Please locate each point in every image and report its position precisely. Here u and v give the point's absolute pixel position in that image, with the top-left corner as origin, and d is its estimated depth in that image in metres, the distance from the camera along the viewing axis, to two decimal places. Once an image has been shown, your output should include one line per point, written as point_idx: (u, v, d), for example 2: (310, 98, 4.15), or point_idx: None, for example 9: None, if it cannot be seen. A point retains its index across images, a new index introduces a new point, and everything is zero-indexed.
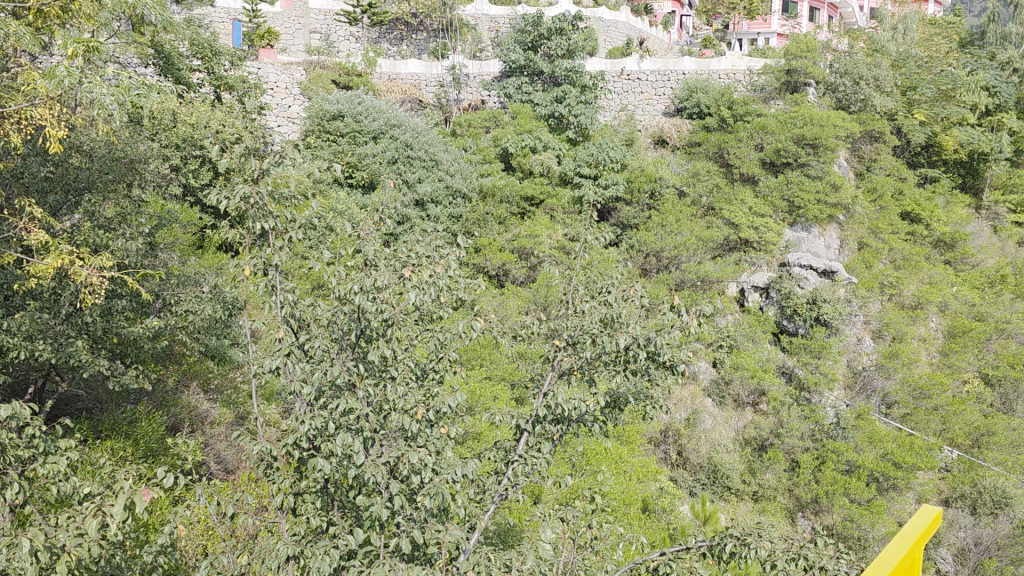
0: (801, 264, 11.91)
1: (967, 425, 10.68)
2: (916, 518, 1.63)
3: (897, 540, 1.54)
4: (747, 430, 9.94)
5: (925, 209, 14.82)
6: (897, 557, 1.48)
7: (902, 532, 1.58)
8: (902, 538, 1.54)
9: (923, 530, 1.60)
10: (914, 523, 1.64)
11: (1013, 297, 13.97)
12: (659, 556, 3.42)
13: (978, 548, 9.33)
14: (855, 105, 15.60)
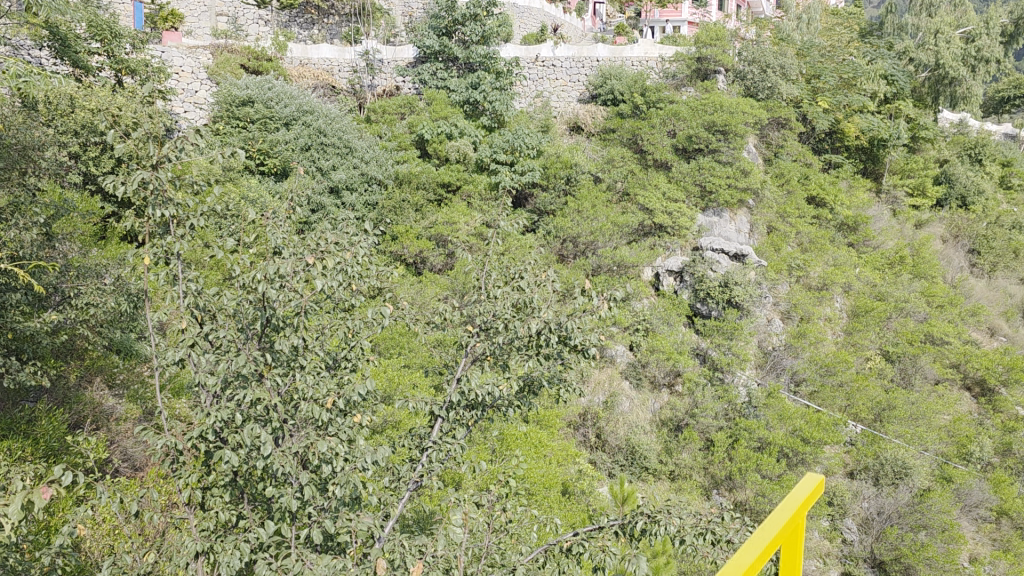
0: (713, 248, 12.27)
1: (869, 400, 11.18)
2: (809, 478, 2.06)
3: (795, 493, 1.94)
4: (662, 411, 10.16)
5: (829, 194, 15.37)
6: (781, 522, 1.76)
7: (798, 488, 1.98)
8: (800, 489, 1.95)
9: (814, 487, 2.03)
10: (799, 491, 1.95)
11: (910, 277, 14.62)
12: (572, 537, 3.50)
13: (880, 517, 9.69)
14: (762, 93, 16.07)
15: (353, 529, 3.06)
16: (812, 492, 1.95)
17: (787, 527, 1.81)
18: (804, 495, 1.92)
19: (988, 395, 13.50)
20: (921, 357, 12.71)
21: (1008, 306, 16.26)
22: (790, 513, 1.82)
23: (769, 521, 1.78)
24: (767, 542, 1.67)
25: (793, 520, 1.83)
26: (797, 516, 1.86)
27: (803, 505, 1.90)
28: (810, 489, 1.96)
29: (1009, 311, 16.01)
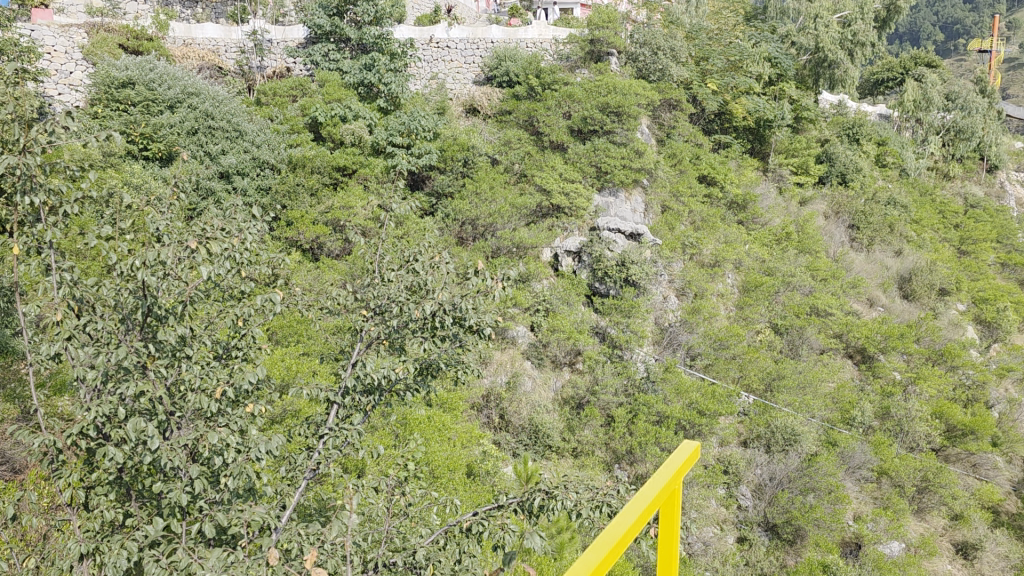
0: (609, 228, 12.45)
1: (760, 371, 11.68)
2: (680, 449, 2.53)
3: (669, 464, 2.39)
4: (564, 390, 10.29)
5: (719, 173, 15.82)
6: (657, 489, 2.19)
7: (671, 460, 2.43)
8: (673, 461, 2.40)
9: (685, 458, 2.51)
10: (676, 461, 2.40)
11: (797, 252, 15.28)
12: (472, 516, 3.52)
13: (772, 482, 10.10)
14: (654, 75, 16.41)
15: (247, 520, 3.01)
16: (684, 463, 2.39)
17: (661, 493, 2.23)
18: (676, 466, 2.37)
19: (868, 362, 14.19)
20: (807, 328, 13.31)
21: (885, 278, 17.19)
22: (663, 480, 2.25)
23: (647, 487, 2.21)
24: (645, 506, 2.07)
25: (666, 487, 2.26)
26: (669, 483, 2.31)
27: (675, 475, 2.35)
28: (682, 460, 2.40)
29: (886, 282, 16.93)
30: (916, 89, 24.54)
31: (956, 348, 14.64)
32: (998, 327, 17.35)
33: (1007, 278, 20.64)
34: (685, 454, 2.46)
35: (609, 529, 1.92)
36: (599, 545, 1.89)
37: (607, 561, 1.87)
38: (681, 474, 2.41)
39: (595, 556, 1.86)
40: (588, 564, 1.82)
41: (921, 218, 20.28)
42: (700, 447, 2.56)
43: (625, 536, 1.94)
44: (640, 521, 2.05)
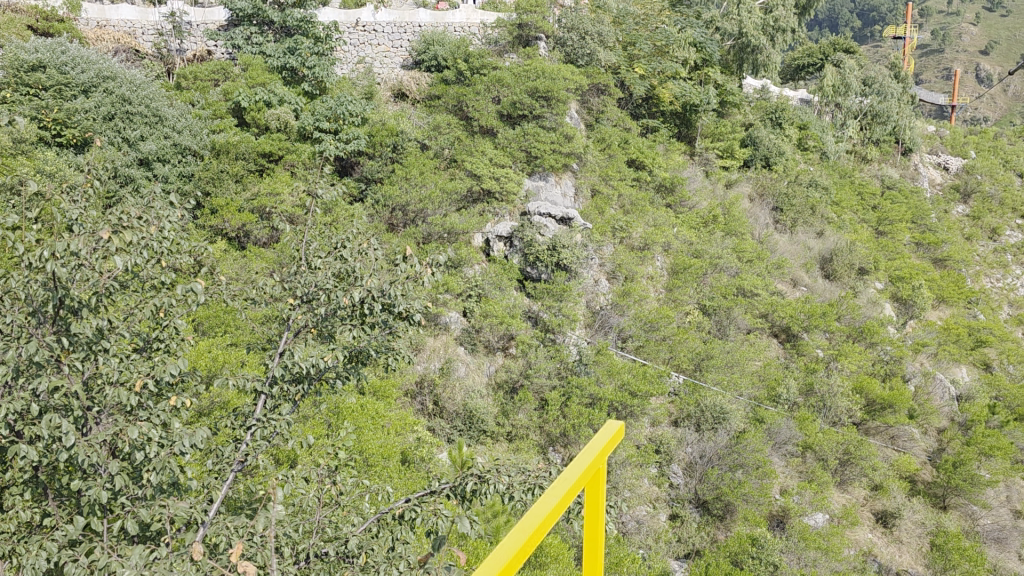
0: (540, 212, 12.45)
1: (689, 351, 11.93)
2: (603, 429, 2.61)
3: (593, 444, 2.45)
4: (498, 374, 10.29)
5: (647, 157, 16.05)
6: (582, 467, 2.25)
7: (594, 441, 2.49)
8: (596, 441, 2.46)
9: (608, 438, 2.59)
10: (599, 442, 2.48)
11: (723, 235, 15.57)
12: (404, 503, 3.53)
13: (703, 460, 10.33)
14: (582, 59, 16.57)
15: (171, 515, 2.95)
16: (605, 444, 2.46)
17: (584, 473, 2.28)
18: (599, 447, 2.43)
19: (793, 341, 14.57)
20: (733, 308, 13.60)
21: (808, 258, 17.68)
22: (589, 460, 2.31)
23: (571, 466, 2.26)
24: (568, 487, 2.10)
25: (589, 467, 2.31)
26: (592, 463, 2.37)
27: (598, 455, 2.40)
28: (605, 441, 2.46)
29: (808, 263, 17.40)
30: (835, 74, 25.26)
31: (874, 326, 15.17)
32: (914, 304, 18.05)
33: (921, 257, 21.47)
34: (607, 435, 2.52)
35: (532, 510, 1.94)
36: (523, 527, 1.90)
37: (531, 543, 1.89)
38: (603, 454, 2.47)
39: (519, 538, 1.87)
40: (512, 545, 1.84)
41: (841, 200, 20.90)
42: (622, 428, 2.65)
43: (548, 518, 1.95)
44: (563, 503, 2.08)
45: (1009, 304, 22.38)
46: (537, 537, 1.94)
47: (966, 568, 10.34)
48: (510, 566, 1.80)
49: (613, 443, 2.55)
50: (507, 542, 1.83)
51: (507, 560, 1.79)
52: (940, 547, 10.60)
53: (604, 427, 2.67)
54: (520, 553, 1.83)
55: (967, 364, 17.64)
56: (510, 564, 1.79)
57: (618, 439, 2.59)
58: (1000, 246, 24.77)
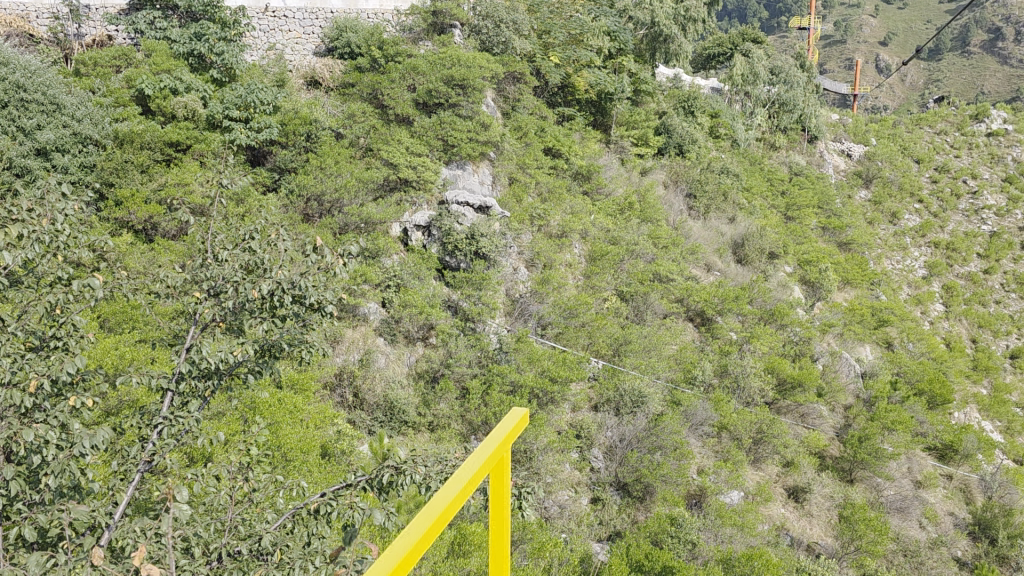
0: (459, 201, 12.46)
1: (608, 336, 12.12)
2: (505, 419, 2.94)
3: (498, 433, 2.82)
4: (418, 364, 10.21)
5: (563, 145, 16.21)
6: (484, 454, 2.62)
7: (497, 428, 2.83)
8: (497, 431, 2.77)
9: (512, 426, 2.93)
10: (501, 429, 2.85)
11: (639, 222, 15.81)
12: (318, 498, 3.48)
13: (622, 443, 10.52)
14: (497, 47, 16.57)
15: (69, 519, 2.83)
16: (509, 432, 2.84)
17: (484, 463, 2.59)
18: (498, 436, 2.75)
19: (707, 324, 14.92)
20: (650, 293, 13.82)
21: (720, 243, 18.11)
22: (492, 447, 2.68)
23: (473, 457, 2.57)
24: (467, 478, 2.40)
25: (489, 457, 2.62)
26: (492, 452, 2.68)
27: (502, 441, 2.79)
28: (508, 429, 2.85)
29: (721, 248, 17.82)
30: (743, 64, 25.96)
31: (784, 308, 15.70)
32: (821, 286, 18.72)
33: (828, 241, 22.26)
34: (509, 422, 2.86)
35: (434, 500, 2.21)
36: (424, 518, 2.16)
37: (432, 530, 2.15)
38: (504, 441, 2.80)
39: (419, 529, 2.11)
40: (415, 534, 2.09)
41: (751, 186, 21.49)
42: (526, 415, 3.01)
43: (449, 508, 2.23)
44: (463, 494, 2.36)
45: (908, 285, 23.44)
46: (439, 524, 2.20)
47: (871, 537, 10.63)
48: (412, 556, 2.05)
49: (513, 429, 2.88)
50: (408, 532, 2.09)
51: (411, 547, 2.04)
52: (848, 518, 11.06)
53: (510, 413, 3.04)
54: (422, 541, 2.09)
55: (871, 342, 18.41)
56: (411, 553, 2.04)
57: (519, 426, 2.94)
58: (900, 229, 25.89)
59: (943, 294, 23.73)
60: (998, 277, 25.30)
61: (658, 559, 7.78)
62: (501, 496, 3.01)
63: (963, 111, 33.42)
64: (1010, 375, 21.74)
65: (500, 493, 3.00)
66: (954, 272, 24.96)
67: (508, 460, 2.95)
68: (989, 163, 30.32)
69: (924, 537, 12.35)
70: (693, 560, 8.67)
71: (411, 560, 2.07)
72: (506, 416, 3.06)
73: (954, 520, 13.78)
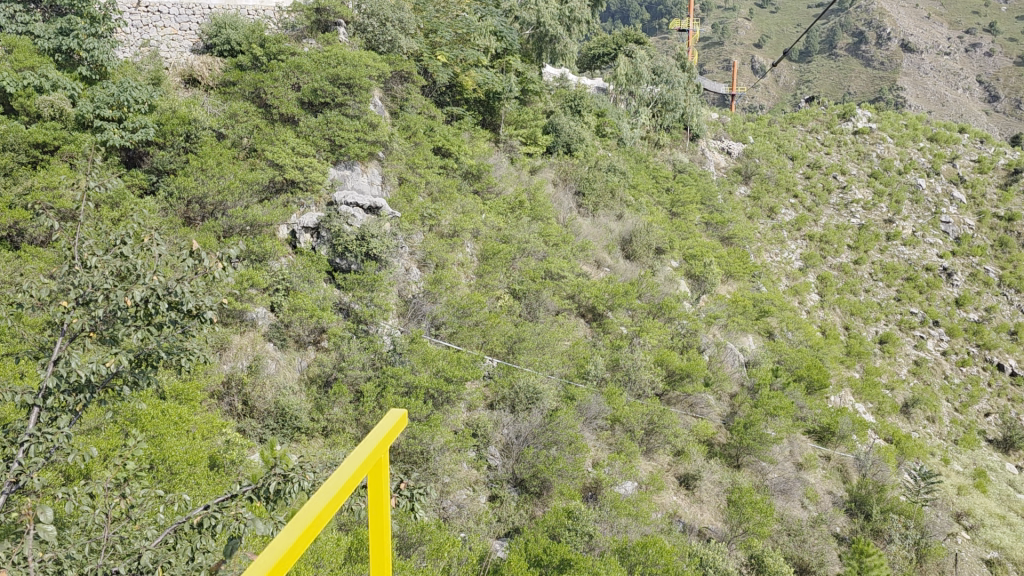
0: (347, 202, 12.26)
1: (502, 334, 12.19)
2: (384, 420, 2.99)
3: (376, 435, 2.85)
4: (310, 369, 9.98)
5: (453, 144, 16.13)
6: (363, 454, 2.63)
7: (376, 429, 2.88)
8: (376, 431, 2.82)
9: (390, 426, 2.98)
10: (379, 429, 2.88)
11: (529, 220, 15.96)
12: (203, 511, 3.37)
13: (518, 440, 10.64)
14: (383, 46, 16.37)
15: None
16: (387, 434, 2.87)
17: (363, 463, 2.62)
18: (376, 438, 2.79)
19: (598, 319, 15.23)
20: (542, 291, 14.00)
21: (609, 240, 18.46)
22: (369, 449, 2.70)
23: (352, 456, 2.60)
24: (343, 482, 2.40)
25: (368, 456, 2.65)
26: (371, 452, 2.71)
27: (380, 443, 2.82)
28: (386, 431, 2.87)
29: (610, 245, 18.18)
30: (627, 64, 26.58)
31: (671, 302, 16.17)
32: (705, 280, 19.39)
33: (711, 235, 23.05)
34: (387, 423, 2.91)
35: (309, 504, 2.23)
36: (296, 524, 2.15)
37: (303, 537, 2.15)
38: (383, 441, 2.85)
39: (292, 534, 2.12)
40: (285, 542, 2.08)
41: (638, 184, 22.04)
42: (404, 415, 3.06)
43: (323, 512, 2.23)
44: (340, 496, 2.38)
45: (786, 276, 24.53)
46: (314, 528, 2.22)
47: (757, 519, 11.07)
48: (281, 565, 2.04)
49: (392, 430, 2.93)
50: (280, 540, 2.08)
51: (280, 555, 2.04)
52: (736, 503, 11.50)
53: (388, 414, 3.09)
54: (291, 550, 2.09)
55: (753, 332, 19.18)
56: (278, 562, 2.03)
57: (398, 426, 2.98)
58: (777, 223, 27.04)
59: (818, 284, 24.95)
60: (867, 267, 26.82)
61: (557, 552, 7.87)
62: (379, 494, 3.07)
63: (833, 110, 35.20)
64: (879, 360, 23.11)
65: (378, 492, 3.06)
66: (827, 263, 26.29)
67: (386, 460, 3.01)
68: (856, 159, 32.07)
69: (806, 516, 12.98)
70: (591, 551, 8.81)
71: (281, 569, 2.06)
72: (385, 416, 3.10)
73: (833, 498, 14.53)
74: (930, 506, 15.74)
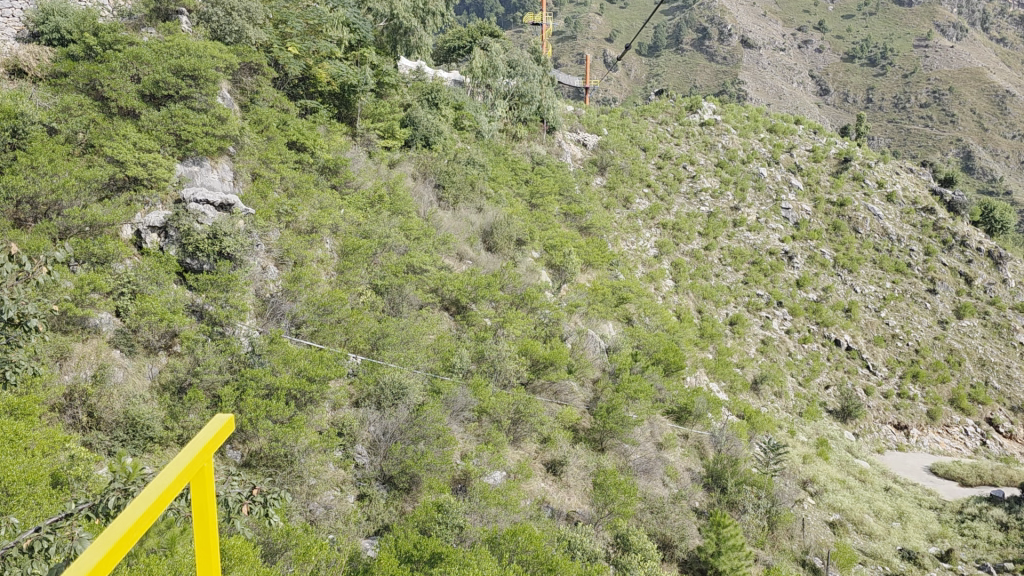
0: (196, 199, 11.78)
1: (365, 331, 12.01)
2: (208, 424, 2.89)
3: (195, 443, 2.75)
4: (162, 375, 9.46)
5: (308, 138, 15.74)
6: (179, 462, 2.53)
7: (198, 436, 2.78)
8: (197, 439, 2.72)
9: (215, 429, 2.90)
10: (199, 436, 2.78)
11: (389, 214, 15.80)
12: (34, 534, 3.46)
13: (385, 437, 10.56)
14: (229, 36, 15.72)
15: None
16: (207, 441, 2.77)
17: (181, 472, 2.52)
18: (197, 444, 2.69)
19: (462, 312, 15.29)
20: (405, 286, 13.90)
21: (470, 233, 18.51)
22: (188, 457, 2.61)
23: (173, 463, 2.52)
24: (160, 493, 2.30)
25: (187, 464, 2.56)
26: (191, 461, 2.62)
27: (201, 449, 2.72)
28: (208, 436, 2.78)
29: (471, 237, 18.23)
30: (483, 57, 26.73)
31: (533, 292, 16.41)
32: (565, 269, 19.84)
33: (570, 226, 23.55)
34: (210, 429, 2.82)
35: (122, 517, 2.14)
36: (102, 543, 2.04)
37: (109, 556, 2.04)
38: (205, 448, 2.76)
39: (98, 552, 2.01)
40: (91, 560, 1.97)
41: (497, 176, 22.21)
42: (231, 419, 2.97)
43: (136, 525, 2.12)
44: (154, 509, 2.27)
45: (643, 263, 25.37)
46: (126, 544, 2.13)
47: (621, 500, 11.38)
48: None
49: (214, 437, 2.84)
50: (87, 557, 1.97)
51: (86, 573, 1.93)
52: (600, 485, 11.79)
53: (212, 419, 2.99)
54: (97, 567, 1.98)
55: (613, 319, 19.76)
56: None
57: (221, 431, 2.90)
58: (632, 212, 27.88)
59: (672, 271, 25.98)
60: (716, 253, 28.13)
61: (427, 547, 7.85)
62: (202, 500, 2.97)
63: (680, 104, 36.75)
64: (730, 340, 24.32)
65: (201, 498, 2.96)
66: (680, 249, 27.38)
67: (211, 465, 2.93)
68: (704, 150, 33.61)
69: (667, 494, 13.51)
70: (462, 543, 8.82)
71: None
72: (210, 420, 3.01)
73: (691, 475, 15.19)
74: (779, 476, 16.74)
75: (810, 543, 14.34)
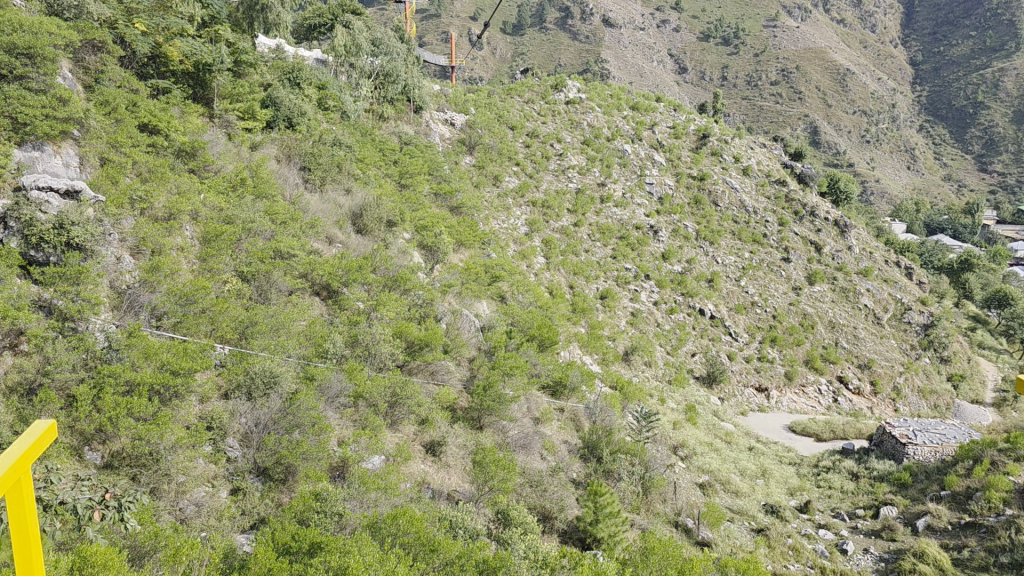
0: (39, 186, 10.92)
1: (233, 320, 11.58)
2: (23, 436, 3.30)
3: (13, 453, 3.16)
4: (8, 377, 8.71)
5: (161, 120, 14.89)
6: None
7: (14, 447, 3.18)
8: (12, 450, 3.12)
9: (30, 439, 3.33)
10: (16, 447, 3.17)
11: (252, 199, 15.26)
12: None
13: (258, 428, 10.23)
14: (68, 11, 14.71)
15: None
16: (23, 451, 3.18)
17: None
18: (12, 456, 3.10)
19: (334, 297, 14.95)
20: (272, 272, 13.47)
21: (339, 215, 18.08)
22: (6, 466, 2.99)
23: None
24: None
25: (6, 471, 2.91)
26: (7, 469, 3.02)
27: (17, 459, 3.14)
28: (23, 447, 3.19)
29: (340, 220, 17.83)
30: (345, 35, 26.06)
31: (406, 273, 16.25)
32: (438, 250, 19.79)
33: (440, 206, 23.44)
34: (25, 441, 3.22)
35: None
36: None
37: None
38: (20, 459, 3.17)
39: None
40: None
41: (364, 157, 21.79)
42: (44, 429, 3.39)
43: None
44: None
45: (514, 242, 25.55)
46: None
47: (501, 476, 11.49)
48: None
49: (29, 447, 3.24)
50: None
51: None
52: (480, 463, 11.85)
53: (28, 429, 3.36)
54: None
55: (486, 298, 19.85)
56: None
57: (35, 441, 3.30)
58: (502, 191, 27.97)
59: (543, 248, 26.28)
60: (585, 229, 28.66)
61: (306, 537, 7.69)
62: (19, 502, 3.36)
63: (545, 82, 37.09)
64: (602, 314, 24.90)
65: (19, 502, 3.36)
66: (550, 227, 27.73)
67: (28, 472, 3.36)
68: (570, 128, 34.11)
69: (545, 467, 13.77)
70: (342, 530, 8.66)
71: None
72: (27, 429, 3.43)
73: (568, 447, 15.48)
74: (651, 443, 17.36)
75: (681, 505, 14.99)
